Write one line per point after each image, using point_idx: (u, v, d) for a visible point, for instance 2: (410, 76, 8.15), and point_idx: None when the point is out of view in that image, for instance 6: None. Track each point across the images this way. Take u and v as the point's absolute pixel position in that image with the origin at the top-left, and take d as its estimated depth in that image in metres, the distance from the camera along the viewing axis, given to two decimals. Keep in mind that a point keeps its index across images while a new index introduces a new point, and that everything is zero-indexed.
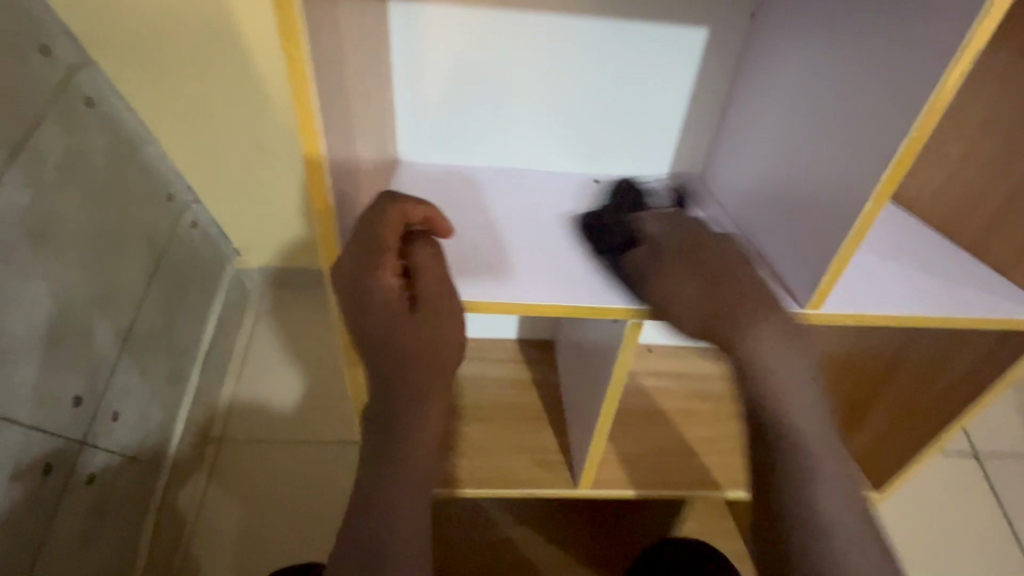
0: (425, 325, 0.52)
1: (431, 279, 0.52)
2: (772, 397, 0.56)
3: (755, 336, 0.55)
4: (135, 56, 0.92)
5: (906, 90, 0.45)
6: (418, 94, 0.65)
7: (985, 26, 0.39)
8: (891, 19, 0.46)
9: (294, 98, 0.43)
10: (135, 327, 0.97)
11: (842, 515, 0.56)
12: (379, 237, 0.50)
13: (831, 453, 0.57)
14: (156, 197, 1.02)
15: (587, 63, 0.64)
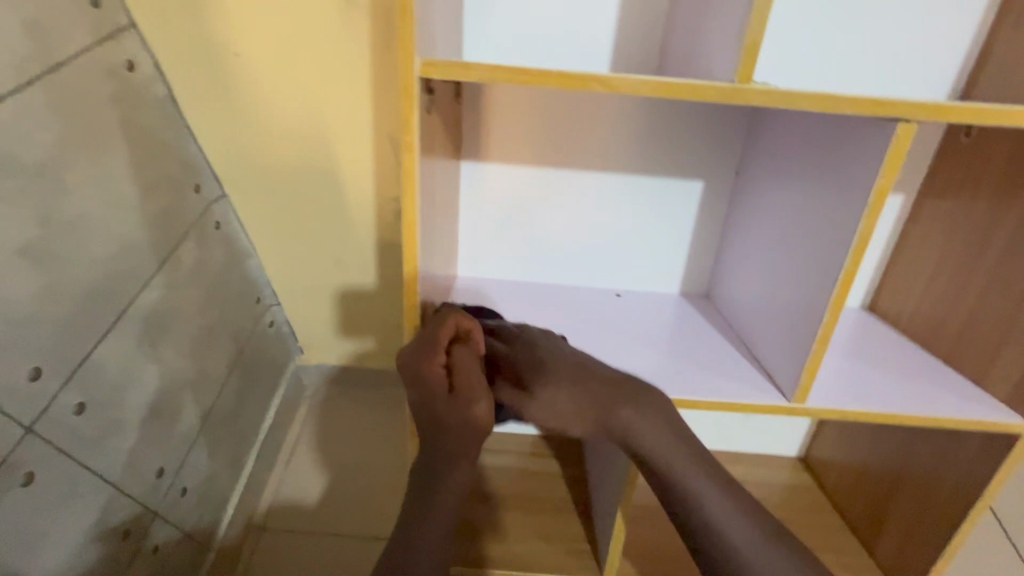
0: (460, 406, 0.63)
1: (469, 371, 0.64)
2: (674, 469, 0.63)
3: (627, 416, 0.63)
4: (249, 190, 1.12)
5: (840, 229, 0.58)
6: (475, 226, 0.84)
7: (882, 182, 0.53)
8: (827, 178, 0.60)
9: (406, 241, 0.59)
10: (213, 410, 1.09)
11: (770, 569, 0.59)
12: (438, 332, 0.64)
13: (745, 518, 0.62)
14: (247, 300, 1.20)
15: (607, 203, 0.81)
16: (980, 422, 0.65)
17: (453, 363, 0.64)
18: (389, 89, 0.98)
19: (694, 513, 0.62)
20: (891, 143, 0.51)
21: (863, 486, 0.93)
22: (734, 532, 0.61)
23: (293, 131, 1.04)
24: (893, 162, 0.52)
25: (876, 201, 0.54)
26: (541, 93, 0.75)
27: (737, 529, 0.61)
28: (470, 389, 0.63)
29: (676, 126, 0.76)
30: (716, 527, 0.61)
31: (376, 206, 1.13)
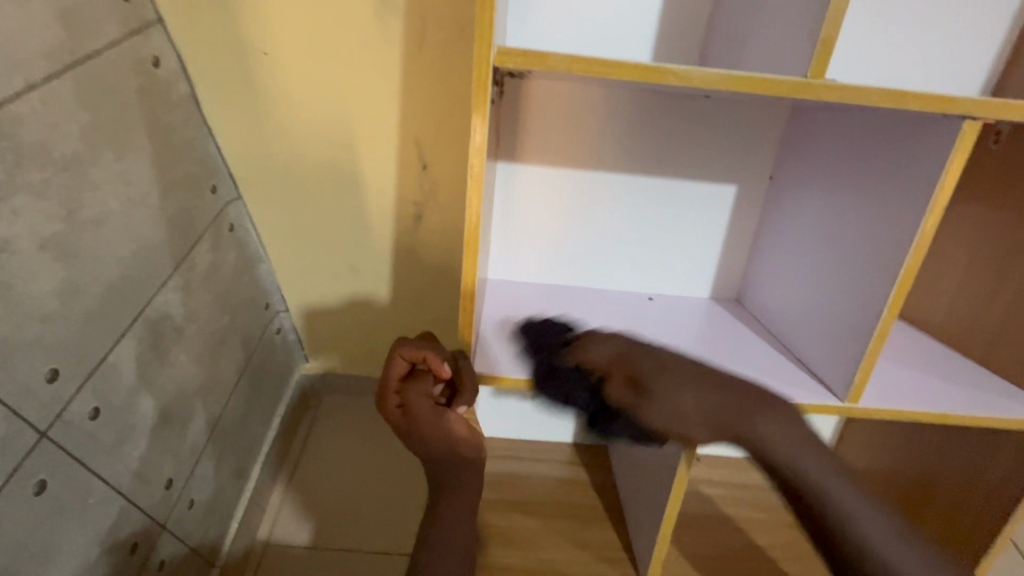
0: (419, 436, 0.68)
1: (418, 406, 0.67)
2: (818, 483, 0.57)
3: (755, 419, 0.59)
4: (263, 192, 1.10)
5: (894, 228, 0.58)
6: (509, 228, 0.84)
7: (946, 179, 0.52)
8: (876, 180, 0.61)
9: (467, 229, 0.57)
10: (221, 419, 1.05)
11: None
12: (387, 376, 0.69)
13: (911, 543, 0.55)
14: (256, 306, 1.17)
15: (640, 206, 0.82)
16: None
17: (405, 398, 0.68)
18: (418, 90, 0.98)
19: (851, 532, 0.56)
20: (957, 139, 0.51)
21: (891, 488, 0.95)
22: (897, 556, 0.54)
23: (316, 131, 1.03)
24: (963, 152, 0.51)
25: (940, 197, 0.52)
26: (581, 94, 0.75)
27: (901, 552, 0.54)
28: (423, 421, 0.68)
29: (712, 129, 0.76)
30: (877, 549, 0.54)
31: (395, 209, 1.12)
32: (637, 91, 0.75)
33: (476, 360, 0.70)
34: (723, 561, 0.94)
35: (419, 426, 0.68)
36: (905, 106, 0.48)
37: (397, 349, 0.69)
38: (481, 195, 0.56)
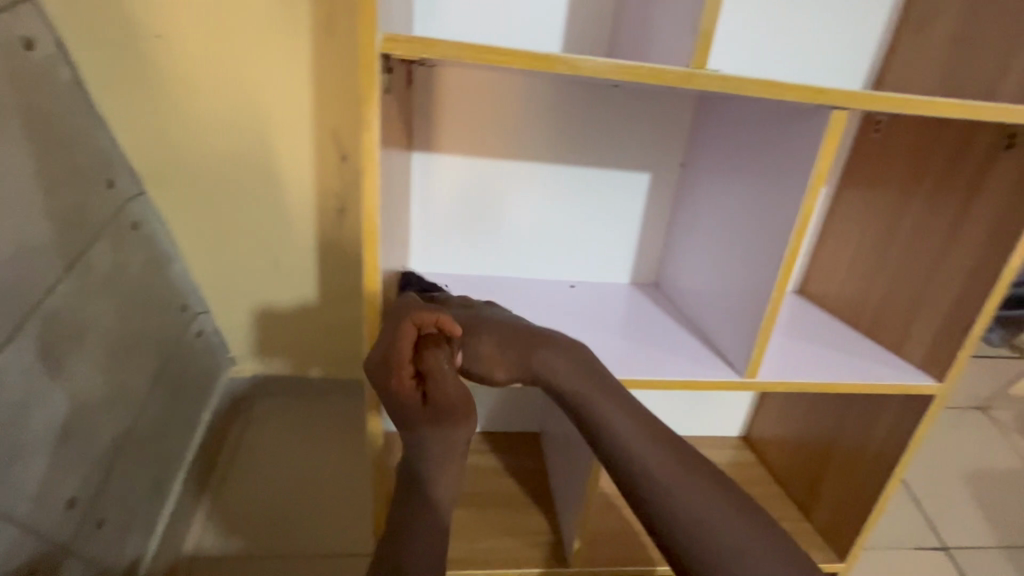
0: (437, 417, 0.57)
1: (441, 386, 0.56)
2: (628, 447, 0.58)
3: (596, 409, 0.59)
4: (171, 186, 1.03)
5: (783, 211, 0.61)
6: (430, 218, 0.82)
7: (820, 164, 0.56)
8: (767, 166, 0.64)
9: (364, 218, 0.53)
10: (134, 430, 0.97)
11: (743, 545, 0.54)
12: (396, 350, 0.54)
13: (715, 500, 0.56)
14: (173, 308, 1.09)
15: (559, 193, 0.82)
16: (909, 387, 0.68)
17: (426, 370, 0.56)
18: (333, 80, 0.96)
19: (658, 491, 0.57)
20: (827, 126, 0.54)
21: (799, 459, 0.97)
22: (703, 511, 0.56)
23: (228, 122, 0.98)
24: (833, 135, 0.55)
25: (815, 180, 0.57)
26: (493, 84, 0.75)
27: (703, 506, 0.56)
28: (440, 407, 0.56)
29: (622, 119, 0.79)
30: (682, 507, 0.56)
31: (316, 203, 1.08)
32: (548, 82, 0.76)
33: None
34: (650, 535, 0.85)
35: (435, 411, 0.57)
36: (781, 96, 0.51)
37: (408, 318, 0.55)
38: (378, 178, 0.52)
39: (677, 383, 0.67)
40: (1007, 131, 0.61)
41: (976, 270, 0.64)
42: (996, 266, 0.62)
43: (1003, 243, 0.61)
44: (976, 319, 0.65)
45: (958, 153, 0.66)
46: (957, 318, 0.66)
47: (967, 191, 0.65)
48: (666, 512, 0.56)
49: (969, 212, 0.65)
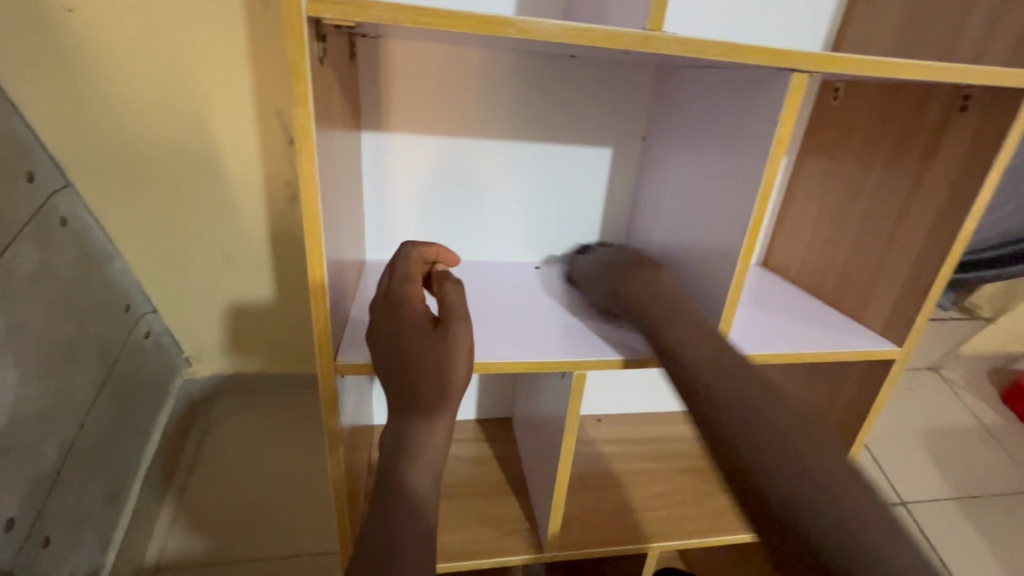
0: (439, 346, 0.55)
1: (452, 308, 0.58)
2: (718, 377, 0.55)
3: (668, 327, 0.60)
4: (102, 177, 0.96)
5: (746, 181, 0.60)
6: (386, 202, 0.78)
7: (782, 130, 0.55)
8: (729, 135, 0.63)
9: (305, 198, 0.49)
10: (80, 440, 0.90)
11: (820, 470, 0.47)
12: (411, 273, 0.61)
13: (811, 438, 0.49)
14: (115, 308, 1.02)
15: (519, 170, 0.79)
16: (870, 353, 0.68)
17: (442, 292, 0.60)
18: (274, 56, 0.91)
19: (751, 423, 0.51)
20: (788, 91, 0.53)
21: None
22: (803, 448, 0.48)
23: (162, 106, 0.91)
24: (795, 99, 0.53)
25: (777, 147, 0.55)
26: (444, 55, 0.71)
27: (801, 443, 0.49)
28: (452, 321, 0.56)
29: (581, 91, 0.76)
30: (779, 440, 0.49)
31: (265, 190, 1.02)
32: (501, 53, 0.72)
33: (341, 348, 0.61)
34: (627, 515, 0.84)
35: (448, 326, 0.56)
36: (741, 60, 0.48)
37: (409, 249, 0.64)
38: (316, 153, 0.48)
39: (647, 362, 0.65)
40: (963, 93, 0.61)
41: (933, 234, 0.65)
42: (954, 230, 0.62)
43: (960, 206, 0.62)
44: (934, 283, 0.65)
45: (915, 117, 0.66)
46: (917, 283, 0.67)
47: (925, 155, 0.65)
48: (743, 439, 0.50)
49: (927, 176, 0.65)
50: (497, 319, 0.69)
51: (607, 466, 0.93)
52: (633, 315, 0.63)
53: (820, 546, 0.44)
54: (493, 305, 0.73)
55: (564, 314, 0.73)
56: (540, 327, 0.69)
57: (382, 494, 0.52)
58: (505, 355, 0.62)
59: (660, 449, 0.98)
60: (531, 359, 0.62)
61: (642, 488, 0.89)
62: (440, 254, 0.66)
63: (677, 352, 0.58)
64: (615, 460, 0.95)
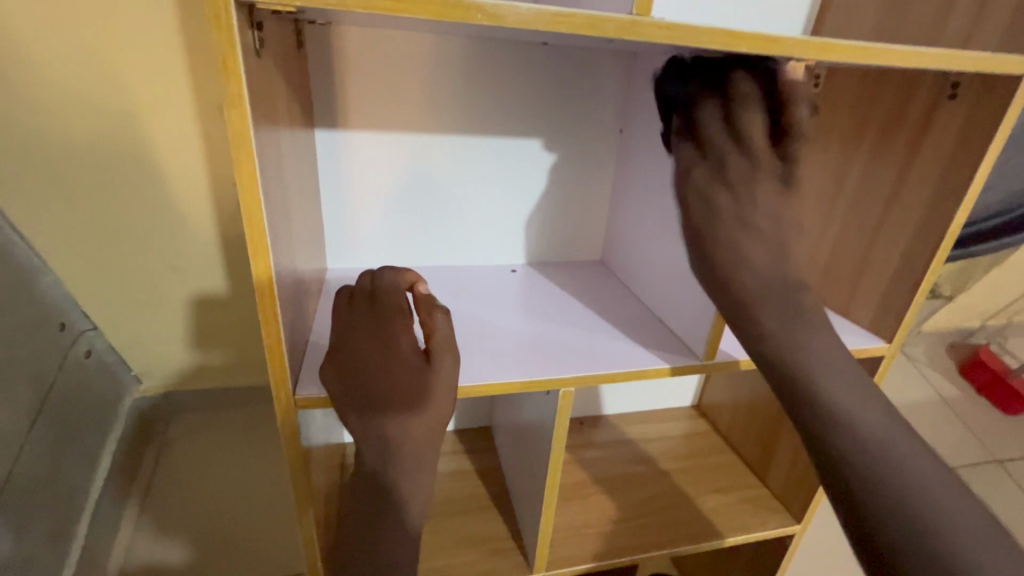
0: (423, 407, 0.50)
1: (441, 357, 0.50)
2: (813, 376, 0.55)
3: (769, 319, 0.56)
4: (21, 185, 0.86)
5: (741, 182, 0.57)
6: (346, 207, 0.71)
7: None
8: None
9: (244, 213, 0.43)
10: (13, 479, 0.80)
11: (930, 483, 0.49)
12: (392, 317, 0.52)
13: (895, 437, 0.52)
14: (47, 329, 0.91)
15: (492, 167, 0.74)
16: (861, 351, 0.66)
17: (427, 336, 0.51)
18: (212, 44, 0.82)
19: (848, 433, 0.52)
20: None
21: (752, 423, 0.92)
22: (896, 458, 0.51)
23: (86, 101, 0.82)
24: (788, 92, 0.53)
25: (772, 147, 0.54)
26: (402, 44, 0.65)
27: (901, 464, 0.50)
28: (441, 361, 0.50)
29: (554, 83, 0.71)
30: (875, 446, 0.51)
31: (212, 194, 0.93)
32: (467, 41, 0.66)
33: (301, 378, 0.54)
34: (616, 525, 0.81)
35: (437, 370, 0.50)
36: (736, 47, 0.44)
37: (389, 276, 0.54)
38: (258, 156, 0.41)
39: (636, 373, 0.61)
40: (952, 80, 0.59)
41: (922, 226, 0.63)
42: (944, 223, 0.61)
43: (951, 197, 0.60)
44: (923, 278, 0.64)
45: (899, 107, 0.64)
46: (905, 276, 0.65)
47: (911, 146, 0.63)
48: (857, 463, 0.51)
49: (915, 167, 0.63)
50: (473, 332, 0.64)
51: (593, 472, 0.90)
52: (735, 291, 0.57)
53: (902, 546, 0.47)
54: (468, 317, 0.67)
55: (546, 322, 0.68)
56: (519, 338, 0.64)
57: (368, 523, 0.52)
58: (487, 377, 0.56)
59: (644, 451, 0.95)
60: (517, 378, 0.57)
61: (629, 494, 0.87)
62: (422, 279, 0.55)
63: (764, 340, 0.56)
64: (601, 466, 0.92)
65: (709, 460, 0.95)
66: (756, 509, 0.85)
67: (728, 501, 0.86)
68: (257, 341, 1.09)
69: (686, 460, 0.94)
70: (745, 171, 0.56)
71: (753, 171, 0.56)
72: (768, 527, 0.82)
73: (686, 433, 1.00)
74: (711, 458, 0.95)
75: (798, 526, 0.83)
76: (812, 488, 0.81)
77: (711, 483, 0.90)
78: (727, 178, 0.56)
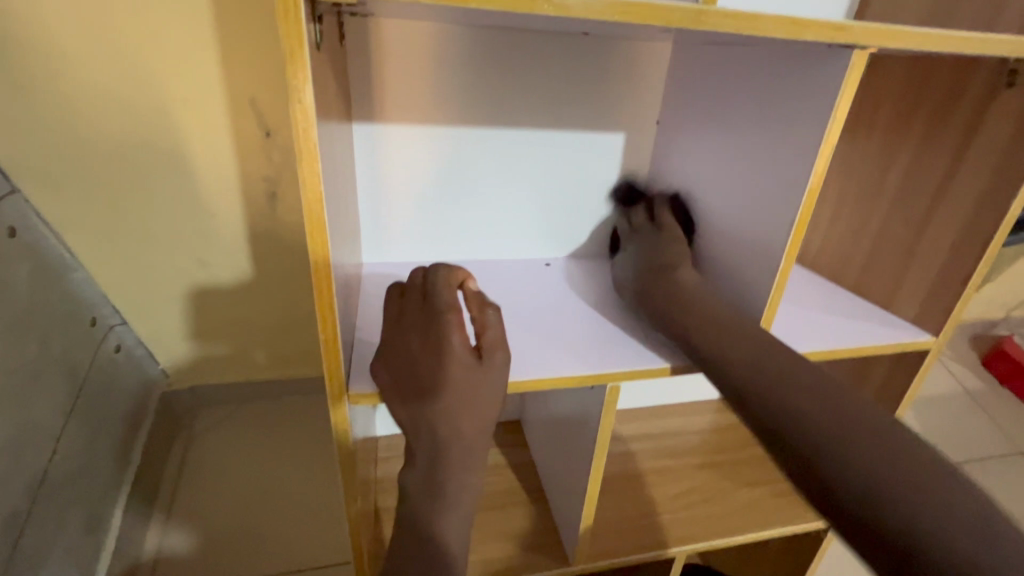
0: (472, 403, 0.50)
1: (493, 357, 0.51)
2: (719, 335, 0.54)
3: (697, 331, 0.55)
4: (55, 182, 0.86)
5: (796, 175, 0.56)
6: (383, 201, 0.71)
7: (838, 114, 0.50)
8: (774, 112, 0.57)
9: (305, 207, 0.43)
10: (51, 472, 0.81)
11: (897, 450, 0.43)
12: (443, 313, 0.51)
13: (854, 405, 0.46)
14: (81, 324, 0.92)
15: (531, 160, 0.73)
16: (908, 345, 0.65)
17: (479, 335, 0.51)
18: (245, 39, 0.81)
19: (796, 413, 0.47)
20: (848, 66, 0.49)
21: None
22: (856, 434, 0.44)
23: (118, 97, 0.82)
24: (853, 85, 0.49)
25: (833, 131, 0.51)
26: (443, 36, 0.64)
27: (845, 416, 0.46)
28: (493, 359, 0.51)
29: (593, 75, 0.70)
30: (807, 412, 0.47)
31: (242, 189, 0.92)
32: (508, 32, 0.65)
33: (351, 374, 0.55)
34: (650, 518, 0.81)
35: (488, 368, 0.50)
36: (800, 35, 0.43)
37: (441, 272, 0.54)
38: (318, 151, 0.41)
39: (682, 368, 0.61)
40: (1010, 68, 0.57)
41: (974, 218, 0.62)
42: (998, 215, 0.60)
43: (1006, 188, 0.59)
44: (976, 271, 0.63)
45: (953, 95, 0.63)
46: (956, 271, 0.64)
47: (962, 139, 0.62)
48: (818, 446, 0.45)
49: (967, 158, 0.62)
50: (517, 326, 0.63)
51: (625, 465, 0.90)
52: (664, 313, 0.59)
53: (890, 529, 0.40)
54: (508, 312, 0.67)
55: (585, 316, 0.67)
56: (561, 332, 0.64)
57: (419, 517, 0.53)
58: (537, 372, 0.56)
59: (675, 445, 0.95)
60: (568, 372, 0.57)
61: (661, 488, 0.87)
62: (470, 277, 0.55)
63: (697, 342, 0.54)
64: (632, 459, 0.92)
65: (740, 453, 0.94)
66: (791, 503, 0.85)
67: (762, 496, 0.86)
68: (284, 335, 1.09)
69: (718, 453, 0.94)
70: (653, 225, 0.69)
71: (665, 230, 0.67)
72: (804, 521, 0.82)
73: (716, 426, 1.00)
74: (741, 451, 0.94)
75: None
76: None
77: (744, 476, 0.89)
78: (639, 240, 0.68)
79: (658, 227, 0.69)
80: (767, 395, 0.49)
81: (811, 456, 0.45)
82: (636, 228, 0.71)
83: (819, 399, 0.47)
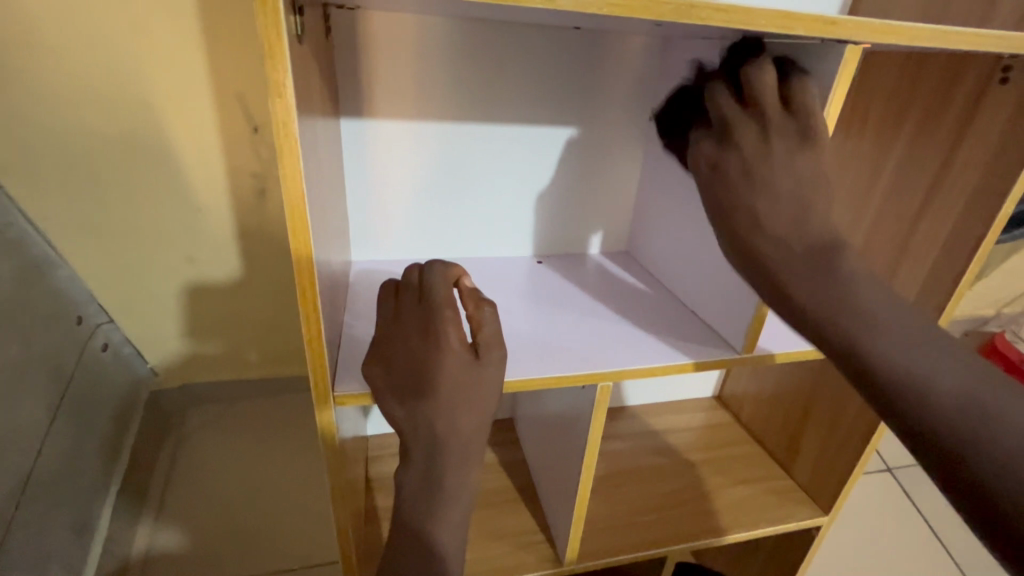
0: (470, 399, 0.49)
1: (489, 354, 0.50)
2: (843, 301, 0.47)
3: (809, 291, 0.49)
4: (36, 177, 0.84)
5: None
6: (372, 198, 0.70)
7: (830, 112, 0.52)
8: None
9: (287, 204, 0.42)
10: (36, 472, 0.80)
11: (1012, 418, 0.39)
12: (440, 310, 0.51)
13: (956, 369, 0.43)
14: (65, 323, 0.90)
15: (522, 155, 0.72)
16: None
17: (476, 331, 0.50)
18: (232, 32, 0.80)
19: (904, 375, 0.43)
20: (842, 62, 0.49)
21: (777, 415, 0.91)
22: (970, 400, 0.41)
23: (101, 91, 0.80)
24: (846, 82, 0.50)
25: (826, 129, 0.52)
26: (433, 29, 0.63)
27: (951, 379, 0.42)
28: (489, 357, 0.50)
29: (584, 69, 0.69)
30: (918, 377, 0.43)
31: (229, 185, 0.91)
32: (498, 25, 0.64)
33: (338, 374, 0.54)
34: (642, 517, 0.81)
35: (486, 365, 0.50)
36: (792, 29, 0.42)
37: (436, 269, 0.53)
38: (300, 146, 0.40)
39: (673, 367, 0.60)
40: (1004, 63, 0.57)
41: (967, 214, 0.62)
42: (991, 212, 0.60)
43: (1000, 184, 0.59)
44: (969, 266, 0.63)
45: (944, 91, 0.62)
46: (949, 267, 0.64)
47: (954, 135, 0.62)
48: (934, 416, 0.42)
49: (959, 154, 0.62)
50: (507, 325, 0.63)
51: (617, 464, 0.90)
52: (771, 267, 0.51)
53: (1006, 506, 0.37)
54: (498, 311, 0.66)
55: (576, 313, 0.67)
56: (551, 330, 0.63)
57: (411, 518, 0.52)
58: (529, 370, 0.56)
59: (668, 443, 0.95)
60: (559, 371, 0.56)
61: (652, 486, 0.86)
62: (466, 275, 0.54)
63: (804, 307, 0.49)
64: (624, 457, 0.91)
65: (732, 450, 0.94)
66: (783, 501, 0.85)
67: (754, 494, 0.86)
68: (274, 333, 1.08)
69: (710, 451, 0.94)
70: (783, 120, 0.51)
71: (799, 142, 0.51)
72: (795, 520, 0.82)
73: (708, 424, 1.00)
74: (733, 449, 0.94)
75: (825, 518, 0.83)
76: (839, 481, 0.80)
77: (737, 474, 0.89)
78: (762, 146, 0.51)
79: (796, 128, 0.51)
80: (874, 360, 0.45)
81: (925, 425, 0.42)
82: (758, 119, 0.51)
83: (924, 361, 0.43)
